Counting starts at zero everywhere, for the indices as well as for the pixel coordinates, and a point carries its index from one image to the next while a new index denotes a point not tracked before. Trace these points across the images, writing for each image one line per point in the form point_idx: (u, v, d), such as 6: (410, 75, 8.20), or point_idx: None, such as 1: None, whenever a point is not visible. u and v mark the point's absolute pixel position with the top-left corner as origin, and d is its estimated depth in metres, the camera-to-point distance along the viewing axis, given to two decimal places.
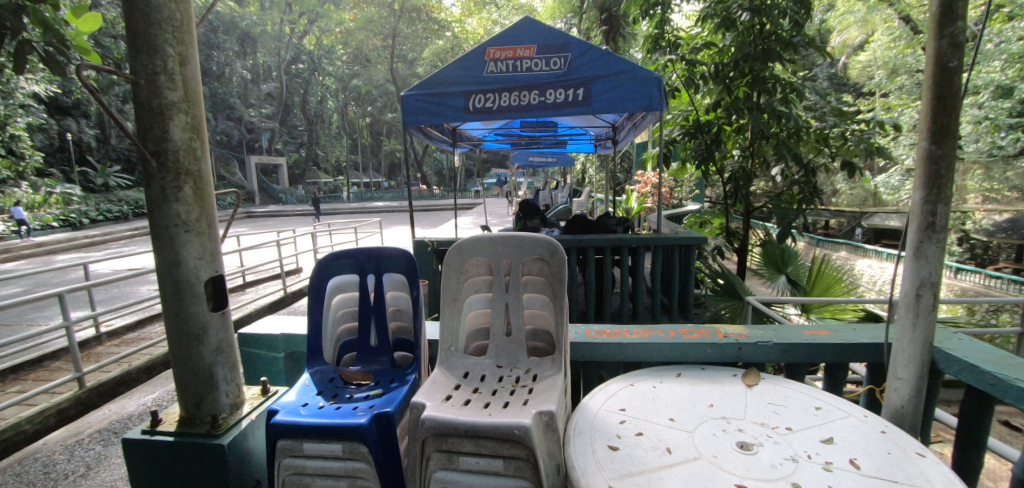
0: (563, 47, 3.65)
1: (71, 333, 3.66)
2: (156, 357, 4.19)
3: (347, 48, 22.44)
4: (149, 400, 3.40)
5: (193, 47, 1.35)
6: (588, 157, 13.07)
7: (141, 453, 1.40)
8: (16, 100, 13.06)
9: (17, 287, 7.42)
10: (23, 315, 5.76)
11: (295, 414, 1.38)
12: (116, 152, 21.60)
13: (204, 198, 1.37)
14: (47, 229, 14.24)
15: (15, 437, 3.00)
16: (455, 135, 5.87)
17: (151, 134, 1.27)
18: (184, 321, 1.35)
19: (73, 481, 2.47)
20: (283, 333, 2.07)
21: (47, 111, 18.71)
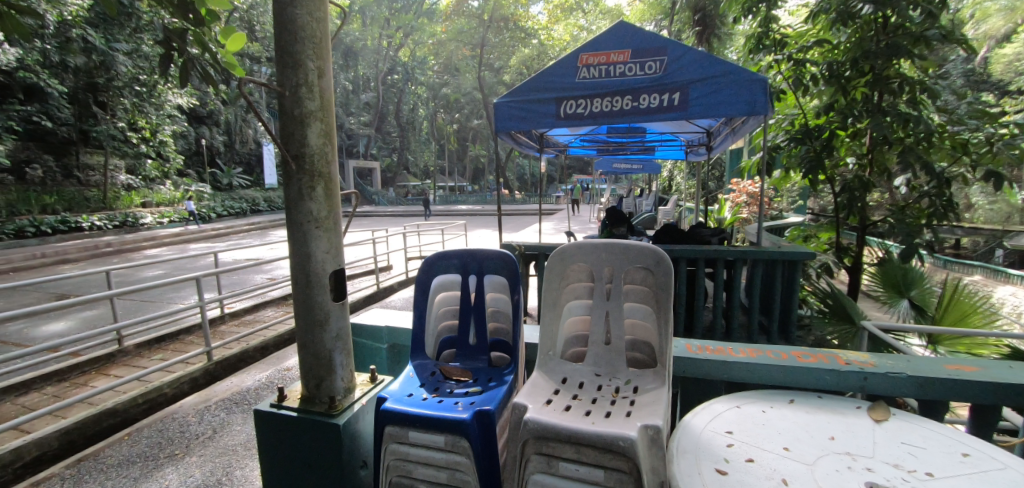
0: (659, 51, 3.53)
1: (202, 313, 4.19)
2: (269, 338, 4.65)
3: (438, 59, 23.60)
4: (263, 376, 3.78)
5: (330, 60, 1.49)
6: (676, 164, 12.54)
7: (268, 426, 1.54)
8: (166, 111, 15.29)
9: (161, 270, 8.66)
10: (166, 294, 6.70)
11: (401, 404, 1.45)
12: (239, 156, 24.48)
13: (332, 197, 1.50)
14: (183, 221, 16.49)
15: (158, 397, 3.52)
16: (543, 141, 5.93)
17: (292, 140, 1.41)
18: (310, 308, 1.48)
19: (203, 442, 2.83)
20: (388, 326, 2.22)
21: (188, 120, 21.68)
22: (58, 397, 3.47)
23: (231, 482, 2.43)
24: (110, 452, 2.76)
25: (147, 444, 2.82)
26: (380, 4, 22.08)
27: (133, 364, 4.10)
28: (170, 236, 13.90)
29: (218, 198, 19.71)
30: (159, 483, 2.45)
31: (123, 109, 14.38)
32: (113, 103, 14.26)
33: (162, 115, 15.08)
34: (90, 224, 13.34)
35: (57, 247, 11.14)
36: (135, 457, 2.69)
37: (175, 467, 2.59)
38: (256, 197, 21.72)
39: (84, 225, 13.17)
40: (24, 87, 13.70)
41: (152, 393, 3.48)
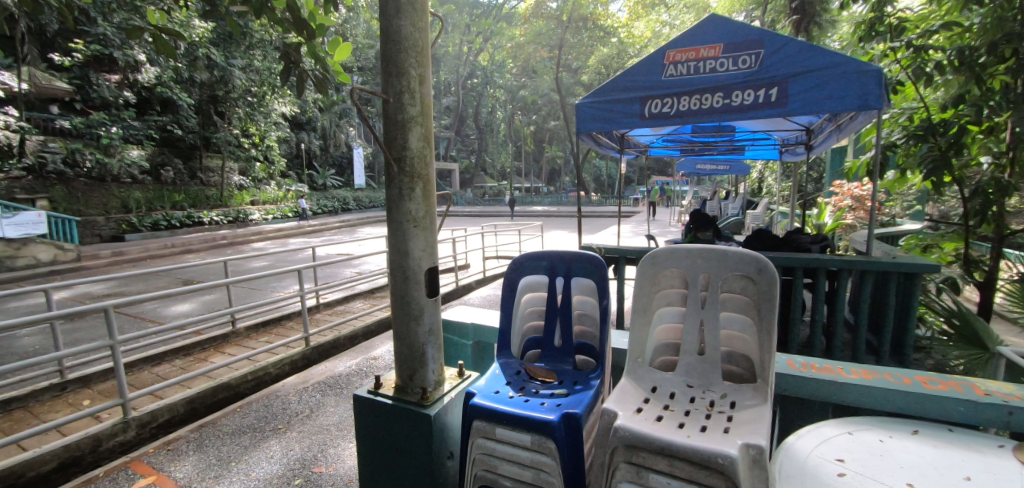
0: (756, 43, 3.28)
1: (301, 301, 4.59)
2: (358, 328, 4.98)
3: (516, 62, 23.88)
4: (353, 363, 4.06)
5: (430, 66, 1.56)
6: (768, 164, 11.64)
7: (365, 411, 1.65)
8: (273, 119, 16.96)
9: (266, 261, 9.62)
10: (270, 283, 7.44)
11: (488, 400, 1.49)
12: (333, 158, 26.49)
13: (430, 198, 1.57)
14: (284, 218, 18.19)
15: (264, 376, 3.92)
16: (624, 142, 5.82)
17: (395, 144, 1.51)
18: (407, 303, 1.56)
19: (302, 420, 3.09)
20: (474, 323, 2.31)
21: (291, 127, 23.85)
22: (184, 370, 3.97)
23: (326, 459, 2.65)
24: (225, 421, 3.12)
25: (255, 417, 3.14)
26: (462, 11, 22.79)
27: (243, 345, 4.59)
28: (274, 232, 15.41)
29: (314, 197, 21.47)
30: (265, 453, 2.72)
31: (238, 118, 16.14)
32: (230, 113, 16.06)
33: (269, 122, 16.73)
34: (209, 219, 15.12)
35: (184, 240, 12.77)
36: (246, 428, 3.01)
37: (278, 440, 2.86)
38: (347, 196, 23.40)
39: (204, 220, 14.97)
40: (160, 101, 15.77)
41: (259, 371, 3.87)
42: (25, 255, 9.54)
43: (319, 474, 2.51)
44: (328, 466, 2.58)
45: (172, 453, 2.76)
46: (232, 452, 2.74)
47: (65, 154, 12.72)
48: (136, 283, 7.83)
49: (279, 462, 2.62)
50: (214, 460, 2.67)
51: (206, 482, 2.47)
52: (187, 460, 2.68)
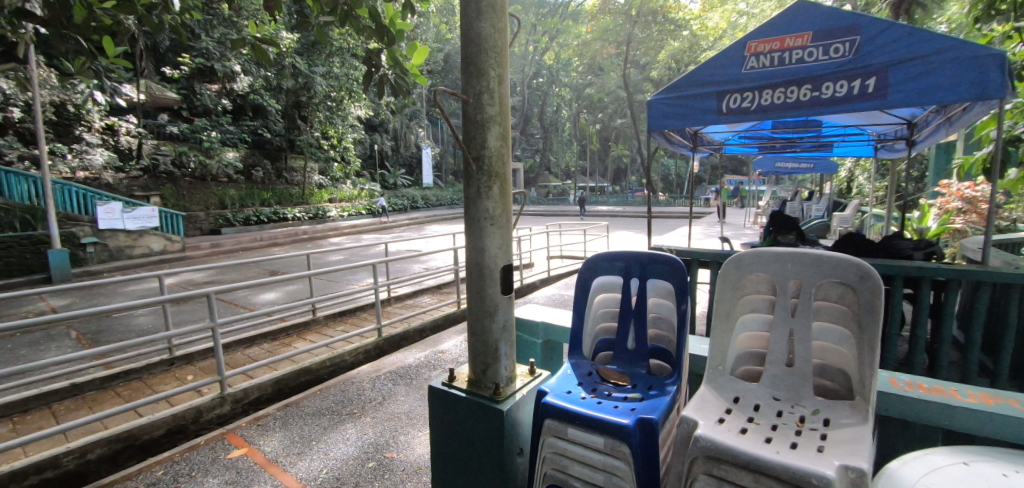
0: (851, 30, 2.99)
1: (374, 294, 4.84)
2: (426, 322, 5.16)
3: (581, 60, 23.58)
4: (422, 355, 4.22)
5: (508, 66, 1.59)
6: (860, 162, 10.63)
7: (439, 403, 1.71)
8: (350, 121, 18.00)
9: (343, 255, 10.25)
10: (345, 276, 7.91)
11: (560, 399, 1.50)
12: (403, 158, 27.64)
13: (506, 196, 1.60)
14: (359, 215, 19.24)
15: (341, 363, 4.17)
16: (697, 140, 5.59)
17: (474, 142, 1.54)
18: (482, 300, 1.60)
19: (376, 406, 3.26)
20: (543, 322, 2.34)
21: (366, 129, 25.18)
22: (271, 353, 4.33)
23: (397, 445, 2.78)
24: (306, 402, 3.36)
25: (333, 401, 3.35)
26: (528, 11, 22.86)
27: (321, 333, 4.92)
28: (349, 228, 16.35)
29: (385, 195, 22.53)
30: (342, 436, 2.90)
31: (319, 122, 17.29)
32: (312, 117, 17.25)
33: (346, 125, 17.78)
34: (292, 215, 16.32)
35: (271, 234, 13.89)
36: (325, 410, 3.22)
37: (354, 423, 3.04)
38: (415, 195, 24.32)
39: (288, 216, 16.17)
40: (252, 107, 17.25)
41: (336, 358, 4.13)
42: (140, 246, 10.90)
43: (390, 458, 2.64)
44: (399, 452, 2.70)
45: (261, 428, 3.02)
46: (313, 432, 2.95)
47: (174, 156, 14.26)
48: (231, 272, 8.65)
49: (354, 444, 2.79)
50: (298, 438, 2.89)
51: (291, 457, 2.68)
52: (275, 436, 2.92)
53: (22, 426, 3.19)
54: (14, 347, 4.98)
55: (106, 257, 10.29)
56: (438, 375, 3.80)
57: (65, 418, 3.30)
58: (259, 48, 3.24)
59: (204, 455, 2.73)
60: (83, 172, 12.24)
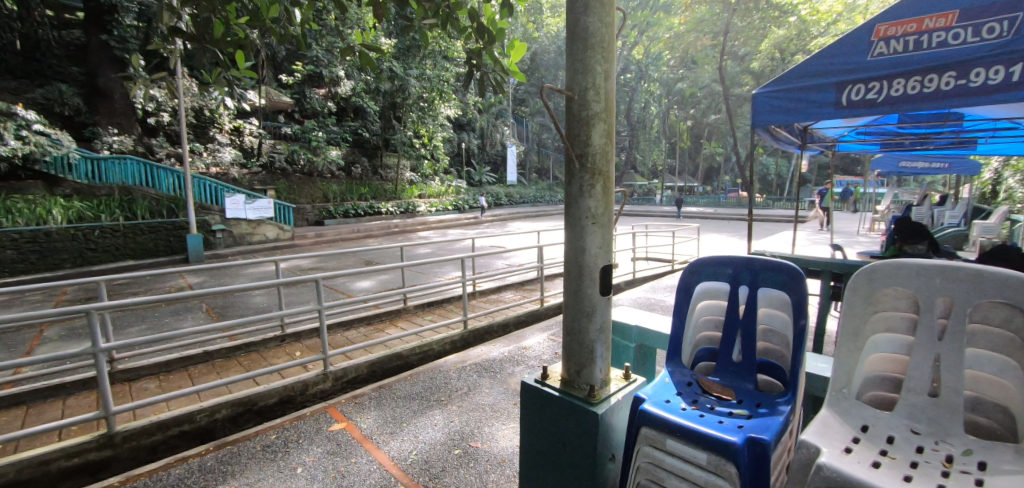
0: (1012, 5, 2.48)
1: (461, 288, 5.03)
2: (510, 317, 5.26)
3: (672, 53, 22.52)
4: (505, 350, 4.30)
5: (615, 61, 1.56)
6: (1014, 161, 9.03)
7: (531, 399, 1.74)
8: (440, 121, 18.84)
9: (431, 248, 10.77)
10: (433, 268, 8.29)
11: (660, 406, 1.48)
12: (489, 156, 28.32)
13: (609, 195, 1.58)
14: (446, 210, 20.10)
15: (429, 351, 4.39)
16: (806, 136, 5.12)
17: (578, 140, 1.53)
18: (580, 300, 1.59)
19: (462, 396, 3.39)
20: (638, 326, 2.34)
21: (455, 128, 26.20)
22: (367, 337, 4.67)
23: (481, 435, 2.86)
24: (398, 386, 3.57)
25: (422, 387, 3.53)
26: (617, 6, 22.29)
27: (410, 322, 5.21)
28: (437, 223, 17.13)
29: (471, 192, 23.28)
30: (430, 421, 3.04)
31: (412, 122, 18.33)
32: (406, 117, 18.31)
33: (437, 124, 18.67)
34: (386, 209, 17.46)
35: (367, 226, 14.98)
36: (414, 395, 3.40)
37: (441, 411, 3.17)
38: (499, 192, 24.87)
39: (382, 210, 17.32)
40: (353, 109, 18.63)
41: (424, 346, 4.34)
42: (258, 234, 12.29)
43: (475, 448, 2.73)
44: (483, 443, 2.78)
45: (358, 405, 3.26)
46: (404, 414, 3.13)
47: (287, 154, 15.84)
48: (332, 260, 9.44)
49: (441, 431, 2.91)
50: (390, 418, 3.08)
51: (385, 436, 2.87)
52: (370, 414, 3.14)
53: (165, 383, 3.73)
54: (161, 317, 5.84)
55: (231, 242, 11.73)
56: (522, 370, 3.85)
57: (198, 380, 3.81)
58: (364, 54, 3.50)
59: (310, 425, 3.01)
60: (214, 167, 13.65)
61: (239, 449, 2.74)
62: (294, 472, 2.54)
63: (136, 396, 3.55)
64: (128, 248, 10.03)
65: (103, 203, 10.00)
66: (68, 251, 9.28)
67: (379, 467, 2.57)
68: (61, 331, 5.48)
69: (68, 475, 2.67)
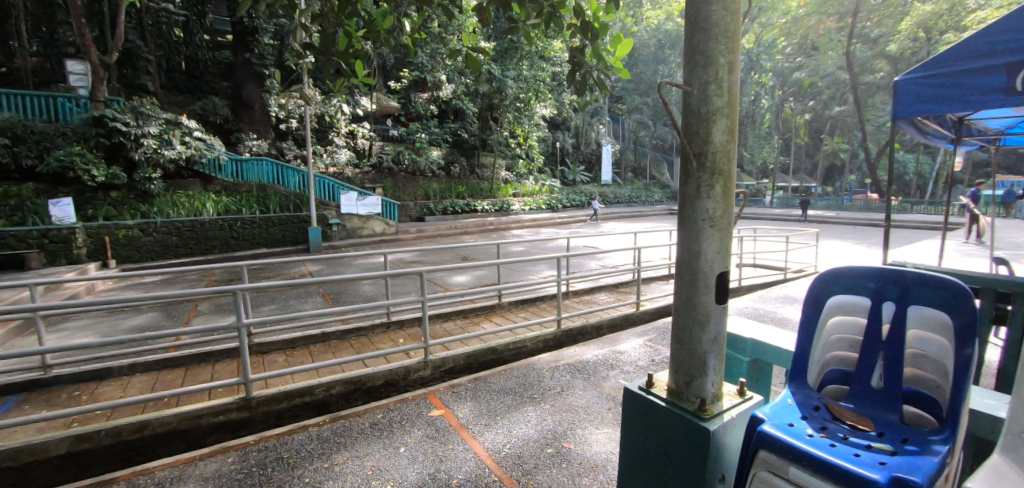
0: None
1: (556, 288, 5.03)
2: (604, 319, 5.15)
3: (789, 40, 20.42)
4: (600, 352, 4.23)
5: (740, 52, 1.46)
6: None
7: (633, 405, 1.71)
8: (536, 120, 19.05)
9: (524, 246, 10.94)
10: (526, 266, 8.43)
11: (779, 427, 1.37)
12: (583, 155, 27.98)
13: (728, 196, 1.49)
14: (539, 209, 20.32)
15: (523, 348, 4.45)
16: (963, 128, 4.34)
17: (697, 137, 1.47)
18: (693, 306, 1.52)
19: (556, 395, 3.39)
20: (753, 339, 2.18)
21: (550, 128, 26.31)
22: (463, 330, 4.89)
23: (574, 437, 2.84)
24: (492, 379, 3.67)
25: (516, 382, 3.60)
26: None
27: (504, 318, 5.34)
28: (530, 222, 17.43)
29: (564, 192, 23.21)
30: (524, 417, 3.08)
31: (509, 122, 18.79)
32: (503, 118, 18.82)
33: (532, 124, 18.93)
34: (481, 207, 18.15)
35: (463, 223, 15.68)
36: (509, 390, 3.47)
37: (534, 408, 3.21)
38: (593, 191, 24.52)
39: (478, 208, 18.02)
40: (453, 111, 19.52)
41: (518, 343, 4.41)
42: (368, 227, 13.41)
43: (568, 449, 2.72)
44: (577, 444, 2.76)
45: (455, 395, 3.41)
46: (499, 407, 3.22)
47: (394, 155, 16.95)
48: (432, 254, 10.01)
49: (535, 428, 2.95)
50: (485, 410, 3.18)
51: (480, 427, 2.97)
52: (466, 404, 3.27)
53: (290, 358, 4.22)
54: (287, 300, 6.62)
55: (345, 235, 12.96)
56: (617, 375, 3.76)
57: (317, 358, 4.26)
58: (470, 56, 3.58)
59: (412, 408, 3.21)
60: (331, 168, 15.18)
61: (350, 424, 3.01)
62: (398, 450, 2.72)
63: (267, 368, 4.05)
64: (262, 238, 11.56)
65: (244, 198, 11.57)
66: (216, 238, 10.93)
67: (474, 456, 2.66)
68: (211, 307, 6.47)
69: (215, 429, 3.14)
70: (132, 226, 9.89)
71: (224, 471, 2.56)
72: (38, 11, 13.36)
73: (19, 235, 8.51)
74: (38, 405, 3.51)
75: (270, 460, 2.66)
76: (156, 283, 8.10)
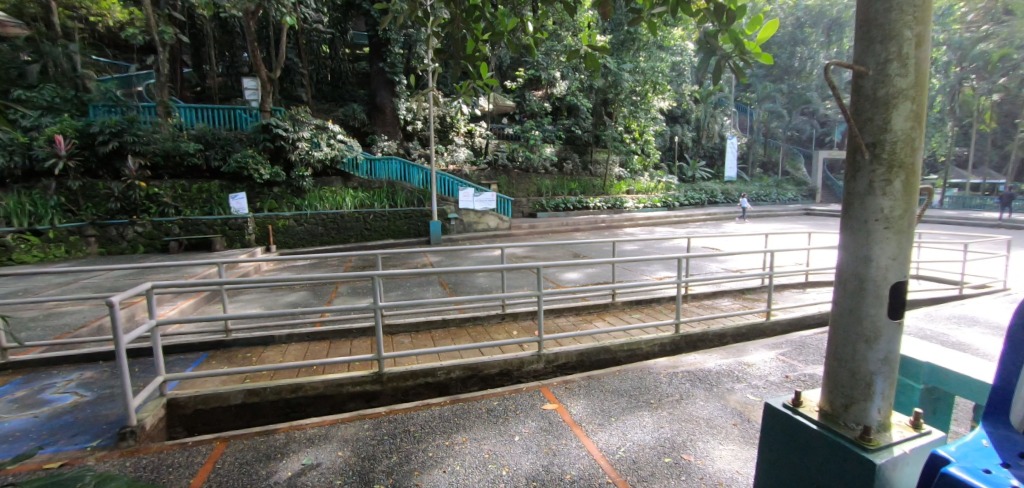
0: None
1: (676, 290, 4.75)
2: (728, 328, 4.74)
3: None
4: (724, 362, 3.91)
5: (932, 22, 1.27)
6: None
7: (777, 423, 1.58)
8: (653, 113, 18.29)
9: (637, 245, 10.59)
10: (639, 265, 8.14)
11: (968, 468, 1.14)
12: (704, 149, 26.11)
13: (911, 193, 1.31)
14: (654, 207, 19.49)
15: (637, 350, 4.30)
16: None
17: (870, 125, 1.31)
18: (858, 317, 1.38)
19: (675, 402, 3.23)
20: (931, 363, 1.89)
21: (667, 121, 24.96)
22: (576, 327, 4.88)
23: (695, 449, 2.67)
24: (607, 379, 3.60)
25: (631, 385, 3.49)
26: None
27: (618, 317, 5.21)
28: (644, 220, 16.82)
29: (682, 189, 21.87)
30: (639, 421, 2.98)
31: (624, 116, 18.36)
32: (617, 112, 18.42)
33: (649, 117, 18.20)
34: (594, 204, 17.97)
35: (575, 220, 15.70)
36: (624, 392, 3.38)
37: (651, 413, 3.08)
38: (714, 188, 22.81)
39: (590, 205, 17.85)
40: (567, 108, 19.56)
41: (633, 344, 4.27)
42: (483, 222, 14.05)
43: (687, 461, 2.56)
44: (697, 458, 2.59)
45: (568, 390, 3.42)
46: (613, 408, 3.15)
47: (509, 153, 17.42)
48: (544, 250, 10.17)
49: (651, 434, 2.83)
50: (599, 409, 3.14)
51: (594, 426, 2.94)
52: (580, 401, 3.26)
53: (415, 340, 4.60)
54: (411, 288, 7.22)
55: (462, 228, 13.74)
56: (743, 389, 3.44)
57: (438, 343, 4.58)
58: (589, 53, 3.49)
59: (526, 400, 3.29)
60: (451, 165, 16.22)
61: (469, 407, 3.18)
62: (513, 438, 2.81)
63: (396, 348, 4.45)
64: (390, 230, 12.82)
65: (377, 194, 12.84)
66: (353, 229, 12.34)
67: (588, 455, 2.64)
68: (349, 290, 7.31)
69: (352, 398, 3.54)
70: (289, 217, 11.60)
71: (360, 435, 2.88)
72: (224, 38, 16.20)
73: (208, 223, 10.68)
74: (221, 362, 4.29)
75: (399, 431, 2.92)
76: (305, 266, 9.38)
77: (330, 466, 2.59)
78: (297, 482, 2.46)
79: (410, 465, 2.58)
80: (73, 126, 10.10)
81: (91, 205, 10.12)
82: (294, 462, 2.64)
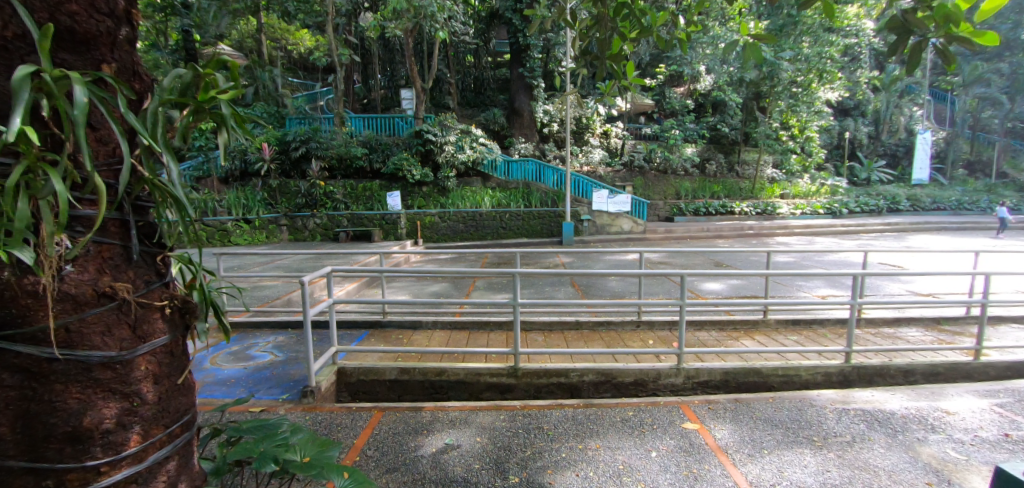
0: None
1: (848, 313, 4.04)
2: (920, 364, 3.88)
3: None
4: (913, 405, 3.23)
5: None
6: None
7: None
8: (818, 106, 15.99)
9: (791, 257, 9.34)
10: (796, 280, 7.15)
11: None
12: (884, 147, 21.95)
13: None
14: (815, 213, 17.00)
15: (793, 376, 3.77)
16: None
17: None
18: None
19: (845, 444, 2.76)
20: None
21: (836, 115, 21.50)
22: (719, 343, 4.47)
23: None
24: (758, 405, 3.23)
25: (787, 416, 3.07)
26: None
27: (771, 337, 4.62)
28: (802, 228, 14.78)
29: (854, 193, 18.69)
30: (799, 460, 2.61)
31: (780, 111, 16.38)
32: (773, 107, 16.52)
33: (813, 111, 15.98)
34: (739, 209, 16.26)
35: (717, 226, 14.46)
36: (779, 423, 2.99)
37: (814, 452, 2.68)
38: (897, 193, 19.04)
39: (736, 210, 16.23)
40: (713, 104, 18.13)
41: (790, 370, 3.76)
42: (616, 225, 13.81)
43: None
44: None
45: (712, 412, 3.14)
46: (766, 440, 2.80)
47: (646, 153, 16.74)
48: (682, 257, 9.51)
49: (815, 477, 2.45)
50: (749, 438, 2.82)
51: (743, 455, 2.65)
52: (725, 426, 2.97)
53: (548, 339, 4.68)
54: (542, 287, 7.37)
55: (594, 230, 13.65)
56: (942, 441, 2.79)
57: (571, 343, 4.59)
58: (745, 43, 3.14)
59: (664, 415, 3.10)
60: (586, 166, 16.06)
61: (602, 414, 3.12)
62: (649, 453, 2.67)
63: (530, 345, 4.57)
64: (524, 228, 13.26)
65: (513, 194, 13.39)
66: (490, 227, 13.06)
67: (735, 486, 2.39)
68: (485, 285, 7.77)
69: (488, 387, 3.72)
70: (435, 215, 12.70)
71: (496, 425, 3.02)
72: (386, 56, 18.43)
73: (369, 218, 12.27)
74: (379, 340, 4.87)
75: (532, 426, 2.99)
76: (446, 260, 10.17)
77: (468, 449, 2.75)
78: (441, 459, 2.66)
79: (543, 462, 2.62)
80: (275, 136, 12.39)
81: (285, 200, 12.33)
82: (438, 439, 2.87)
